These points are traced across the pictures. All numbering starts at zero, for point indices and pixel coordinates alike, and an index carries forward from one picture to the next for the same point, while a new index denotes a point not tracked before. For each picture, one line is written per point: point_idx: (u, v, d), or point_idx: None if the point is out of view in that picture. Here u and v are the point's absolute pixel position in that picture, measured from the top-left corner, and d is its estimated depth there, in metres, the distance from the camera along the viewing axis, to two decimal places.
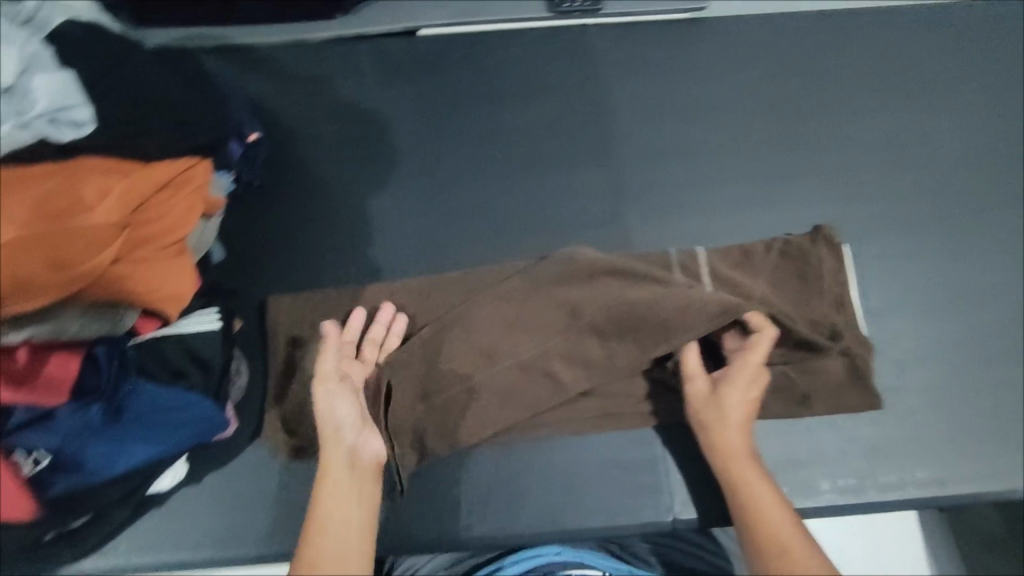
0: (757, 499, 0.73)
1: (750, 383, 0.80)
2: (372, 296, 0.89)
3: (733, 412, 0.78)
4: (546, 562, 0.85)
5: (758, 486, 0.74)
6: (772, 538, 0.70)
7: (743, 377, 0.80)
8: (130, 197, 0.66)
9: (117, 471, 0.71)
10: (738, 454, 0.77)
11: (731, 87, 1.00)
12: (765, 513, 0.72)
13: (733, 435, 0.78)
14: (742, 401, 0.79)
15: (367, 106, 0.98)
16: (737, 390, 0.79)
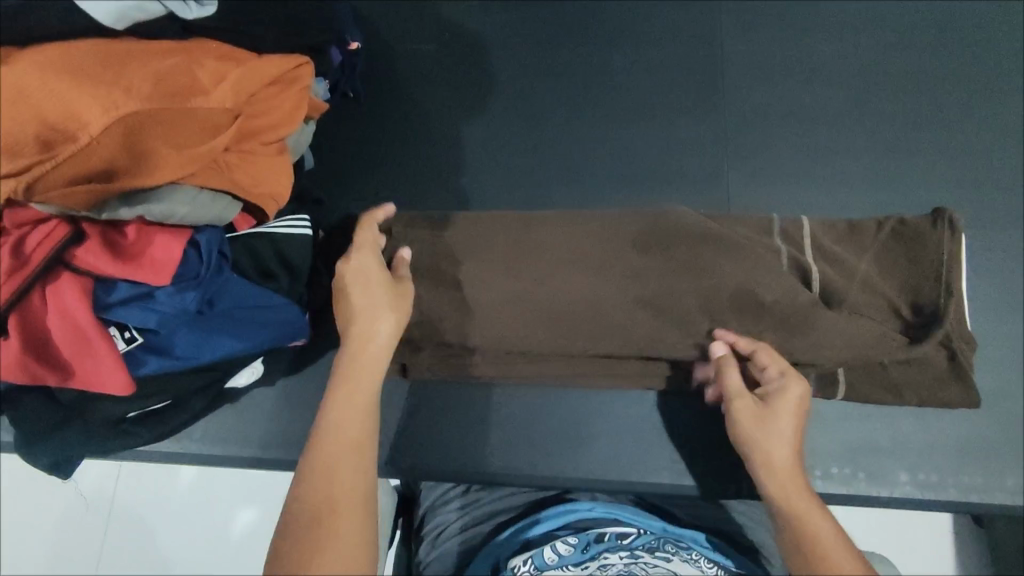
0: (791, 482, 0.66)
1: (794, 417, 0.69)
2: (462, 223, 0.84)
3: (785, 428, 0.68)
4: (577, 519, 0.79)
5: (789, 470, 0.67)
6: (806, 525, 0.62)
7: (784, 407, 0.69)
8: (244, 87, 0.65)
9: (203, 361, 0.71)
10: (787, 468, 0.67)
11: (865, 50, 0.92)
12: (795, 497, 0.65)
13: (782, 447, 0.68)
14: (788, 427, 0.69)
15: (468, 28, 0.94)
16: (786, 417, 0.69)
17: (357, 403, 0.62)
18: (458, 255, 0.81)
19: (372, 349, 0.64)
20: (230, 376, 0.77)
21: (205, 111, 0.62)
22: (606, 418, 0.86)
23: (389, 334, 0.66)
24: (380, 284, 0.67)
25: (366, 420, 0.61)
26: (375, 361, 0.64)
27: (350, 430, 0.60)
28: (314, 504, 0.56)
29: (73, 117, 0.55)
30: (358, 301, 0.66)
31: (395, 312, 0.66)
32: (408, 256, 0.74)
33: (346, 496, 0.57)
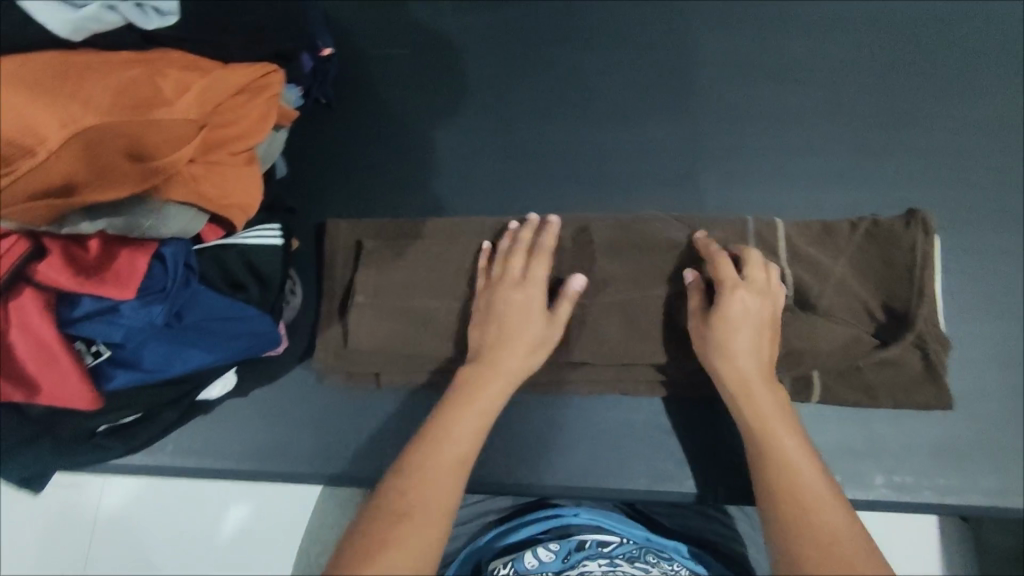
0: (772, 417, 0.67)
1: (753, 316, 0.70)
2: (434, 230, 0.85)
3: (735, 347, 0.70)
4: (561, 524, 0.83)
5: (763, 400, 0.68)
6: (787, 460, 0.64)
7: (742, 314, 0.70)
8: (209, 97, 0.64)
9: (174, 373, 0.71)
10: (754, 385, 0.69)
11: (836, 49, 0.92)
12: (779, 433, 0.66)
13: (742, 361, 0.69)
14: (755, 342, 0.70)
15: (441, 32, 0.93)
16: (733, 334, 0.70)
17: (469, 423, 0.69)
18: (432, 263, 0.82)
19: (497, 380, 0.72)
20: (201, 389, 0.76)
21: (168, 122, 0.60)
22: (587, 419, 0.84)
23: (517, 369, 0.73)
24: (538, 328, 0.74)
25: (472, 437, 0.68)
26: (500, 392, 0.71)
27: (461, 437, 0.67)
28: (407, 503, 0.61)
29: (30, 132, 0.54)
30: (515, 334, 0.73)
31: (537, 353, 0.74)
32: (579, 286, 0.76)
33: (438, 501, 0.63)
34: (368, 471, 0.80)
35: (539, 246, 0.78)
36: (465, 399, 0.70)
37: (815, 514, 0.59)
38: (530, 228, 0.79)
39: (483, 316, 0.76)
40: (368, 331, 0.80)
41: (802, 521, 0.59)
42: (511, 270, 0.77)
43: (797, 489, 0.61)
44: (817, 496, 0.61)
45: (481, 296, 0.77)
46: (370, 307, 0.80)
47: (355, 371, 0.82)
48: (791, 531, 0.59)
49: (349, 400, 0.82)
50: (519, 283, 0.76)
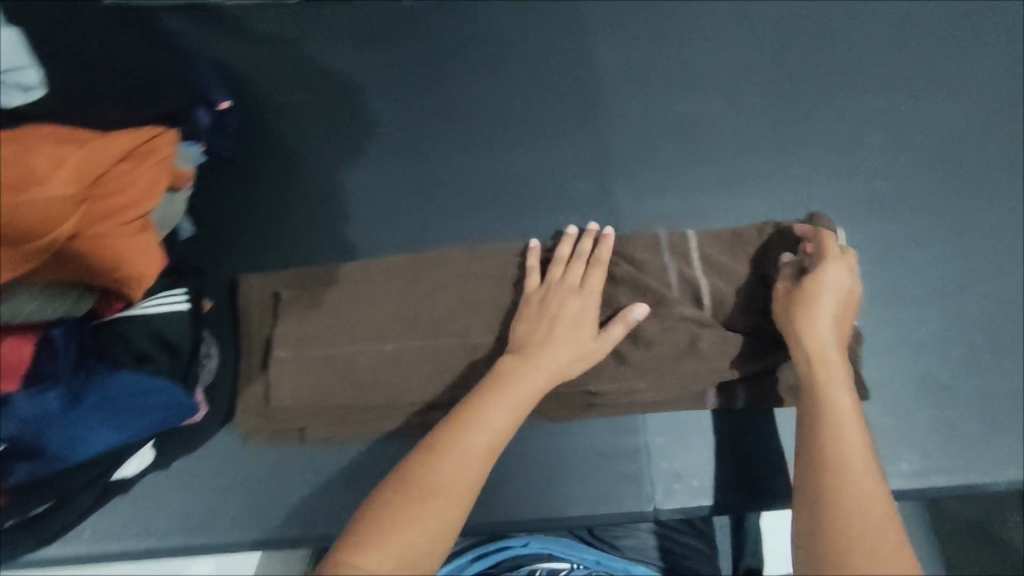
0: (839, 381, 0.65)
1: (841, 293, 0.71)
2: (349, 274, 0.83)
3: (823, 306, 0.70)
4: (512, 555, 0.86)
5: (837, 366, 0.66)
6: (838, 420, 0.61)
7: (827, 285, 0.71)
8: (87, 170, 0.62)
9: (79, 459, 0.68)
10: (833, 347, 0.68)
11: (728, 55, 0.95)
12: (838, 400, 0.63)
13: (824, 323, 0.69)
14: (838, 315, 0.70)
15: (342, 72, 0.92)
16: (820, 297, 0.70)
17: (503, 411, 0.66)
18: (352, 308, 0.81)
19: (537, 376, 0.70)
20: (118, 468, 0.72)
21: (44, 201, 0.57)
22: (525, 448, 0.82)
23: (558, 371, 0.72)
24: (587, 337, 0.75)
25: (501, 429, 0.65)
26: (536, 379, 0.70)
27: (496, 417, 0.66)
28: (432, 482, 0.59)
29: None
30: (563, 336, 0.74)
31: (579, 363, 0.74)
32: (635, 315, 0.77)
33: (463, 486, 0.60)
34: (302, 529, 0.78)
35: (594, 258, 0.80)
36: (505, 389, 0.68)
37: (851, 474, 0.57)
38: (591, 238, 0.82)
39: (534, 315, 0.76)
40: (290, 388, 0.79)
41: (840, 480, 0.57)
42: (571, 278, 0.79)
43: (834, 450, 0.59)
44: (858, 466, 0.58)
45: (535, 297, 0.78)
46: (292, 363, 0.79)
47: (280, 429, 0.80)
48: (822, 493, 0.57)
49: (275, 461, 0.80)
50: (573, 291, 0.78)
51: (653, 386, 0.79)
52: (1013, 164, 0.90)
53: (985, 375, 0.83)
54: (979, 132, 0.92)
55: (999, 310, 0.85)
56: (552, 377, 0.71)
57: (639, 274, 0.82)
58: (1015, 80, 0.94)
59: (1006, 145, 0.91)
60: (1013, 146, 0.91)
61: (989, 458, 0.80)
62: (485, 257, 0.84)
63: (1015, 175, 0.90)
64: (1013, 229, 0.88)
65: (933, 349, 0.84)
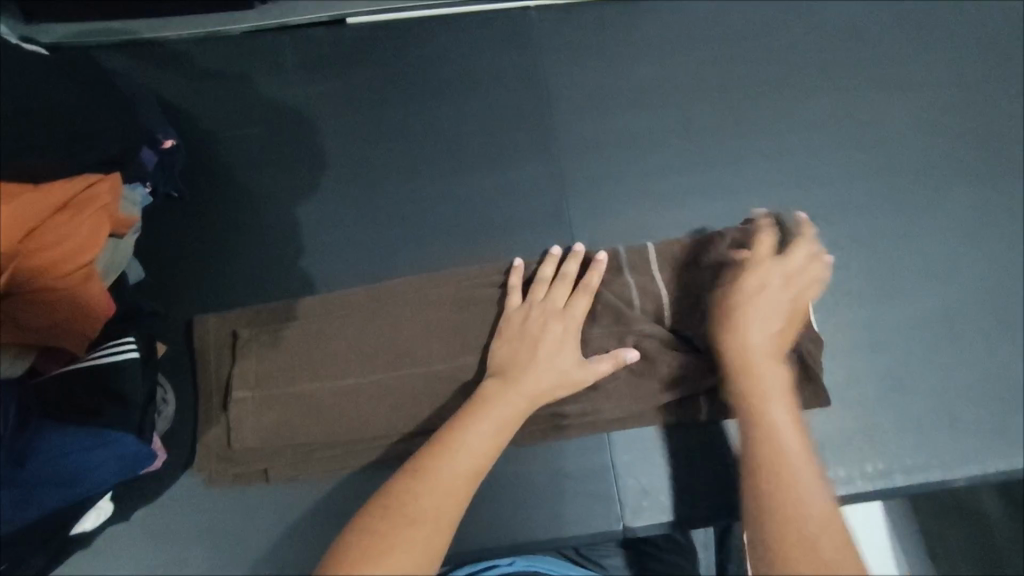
0: (772, 387, 0.65)
1: (776, 295, 0.72)
2: (306, 309, 0.82)
3: (757, 310, 0.71)
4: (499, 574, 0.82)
5: (768, 371, 0.67)
6: (778, 428, 0.61)
7: (756, 289, 0.73)
8: (21, 223, 0.60)
9: (31, 518, 0.65)
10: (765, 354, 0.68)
11: (683, 67, 0.94)
12: (773, 409, 0.63)
13: (754, 325, 0.70)
14: (772, 318, 0.71)
15: (290, 102, 0.90)
16: (757, 303, 0.71)
17: (486, 433, 0.65)
18: (310, 343, 0.80)
19: (518, 399, 0.69)
20: (75, 523, 0.71)
21: None
22: (492, 475, 0.80)
23: (536, 395, 0.70)
24: (568, 360, 0.73)
25: (485, 454, 0.64)
26: (517, 404, 0.68)
27: (476, 441, 0.64)
28: (415, 510, 0.57)
29: None
30: (544, 359, 0.72)
31: (559, 388, 0.72)
32: (629, 357, 0.76)
33: (447, 515, 0.58)
34: (268, 573, 0.76)
35: (582, 282, 0.78)
36: (485, 412, 0.67)
37: (795, 478, 0.57)
38: (577, 259, 0.80)
39: (515, 335, 0.75)
40: (252, 428, 0.77)
41: (784, 488, 0.56)
42: (553, 299, 0.77)
43: (779, 456, 0.59)
44: (800, 474, 0.57)
45: (515, 318, 0.77)
46: (253, 404, 0.78)
47: (241, 472, 0.78)
48: (766, 498, 0.56)
49: (239, 504, 0.78)
50: (556, 312, 0.76)
51: (619, 403, 0.79)
52: (968, 159, 0.91)
53: (949, 372, 0.83)
54: (933, 129, 0.92)
55: (960, 305, 0.85)
56: (531, 400, 0.70)
57: (600, 291, 0.81)
58: (966, 75, 0.94)
59: (960, 140, 0.91)
60: (967, 140, 0.91)
61: (956, 454, 0.80)
62: (443, 283, 0.83)
63: (970, 170, 0.90)
64: (969, 224, 0.88)
65: (898, 349, 0.84)
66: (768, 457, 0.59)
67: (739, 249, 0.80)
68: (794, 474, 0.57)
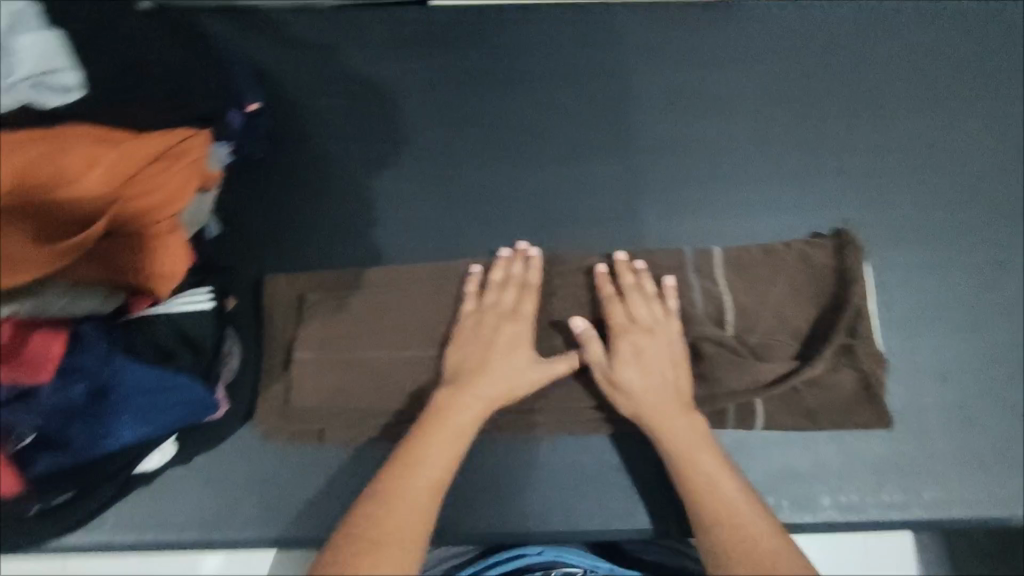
0: (693, 443, 0.72)
1: (657, 355, 0.77)
2: (376, 278, 0.84)
3: (636, 368, 0.76)
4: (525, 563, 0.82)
5: (678, 425, 0.74)
6: (712, 483, 0.70)
7: (633, 356, 0.76)
8: (121, 168, 0.63)
9: (102, 450, 0.69)
10: (667, 407, 0.75)
11: (767, 77, 0.93)
12: (704, 462, 0.71)
13: (649, 382, 0.75)
14: (660, 378, 0.76)
15: (373, 78, 0.92)
16: (631, 362, 0.76)
17: (445, 446, 0.71)
18: (376, 313, 0.82)
19: (472, 404, 0.74)
20: (138, 462, 0.74)
21: (74, 200, 0.60)
22: (537, 461, 0.81)
23: (495, 397, 0.75)
24: (524, 359, 0.77)
25: (446, 464, 0.70)
26: (468, 412, 0.74)
27: (432, 455, 0.70)
28: (383, 531, 0.64)
29: None
30: (498, 364, 0.76)
31: (522, 386, 0.76)
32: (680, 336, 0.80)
33: (410, 531, 0.65)
34: (316, 530, 0.79)
35: (526, 281, 0.81)
36: (437, 423, 0.73)
37: (744, 528, 0.66)
38: (521, 260, 0.82)
39: (468, 340, 0.78)
40: (313, 387, 0.81)
41: (736, 540, 0.65)
42: (501, 302, 0.80)
43: (726, 509, 0.67)
44: (750, 519, 0.66)
45: (467, 322, 0.79)
46: (313, 363, 0.81)
47: (300, 431, 0.80)
48: (723, 550, 0.65)
49: (294, 462, 0.80)
50: (508, 314, 0.79)
51: None
52: None
53: (1013, 408, 0.81)
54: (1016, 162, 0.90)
55: None
56: (486, 401, 0.74)
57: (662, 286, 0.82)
58: None
59: None
60: None
61: (1014, 492, 0.79)
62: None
63: None
64: None
65: (962, 379, 0.82)
66: (715, 513, 0.67)
67: (801, 263, 0.83)
68: (740, 524, 0.66)
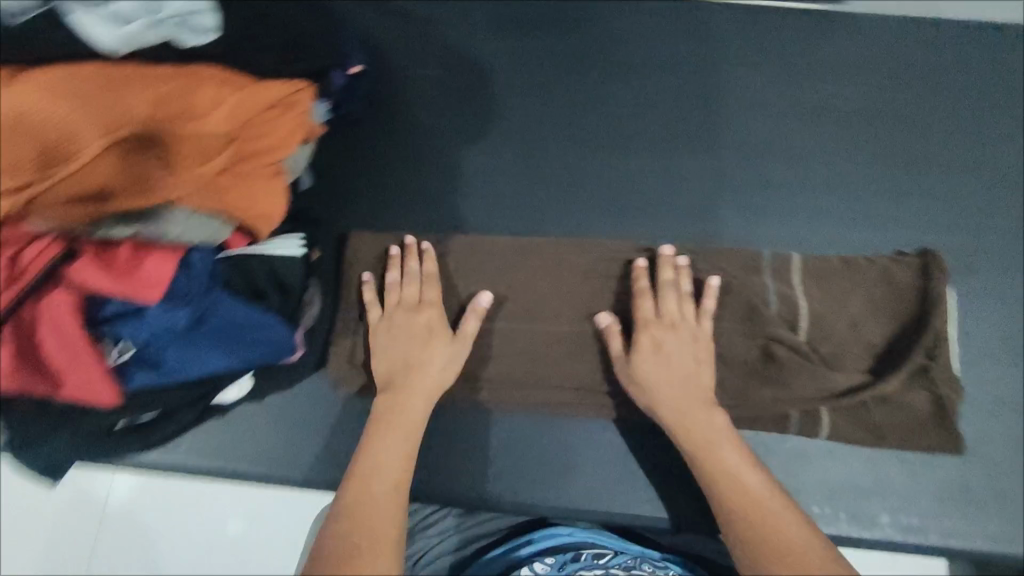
0: (714, 441, 0.72)
1: (680, 352, 0.77)
2: (457, 247, 0.87)
3: (654, 364, 0.76)
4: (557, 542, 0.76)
5: (701, 421, 0.74)
6: (740, 481, 0.69)
7: (653, 350, 0.77)
8: (240, 111, 0.67)
9: (192, 376, 0.72)
10: (688, 403, 0.75)
11: (866, 92, 0.91)
12: (726, 457, 0.71)
13: (665, 380, 0.76)
14: (680, 375, 0.76)
15: (471, 54, 0.94)
16: (646, 358, 0.77)
17: (394, 447, 0.73)
18: (453, 280, 0.86)
19: (414, 398, 0.76)
20: (219, 391, 0.77)
21: (197, 135, 0.64)
22: (594, 443, 0.82)
23: (430, 390, 0.77)
24: (440, 348, 0.79)
25: (401, 465, 0.72)
26: (416, 407, 0.76)
27: (390, 457, 0.72)
28: (358, 536, 0.64)
29: (69, 139, 0.59)
30: (422, 359, 0.78)
31: (450, 371, 0.79)
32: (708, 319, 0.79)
33: (383, 534, 0.65)
34: None
35: (420, 272, 0.83)
36: (384, 429, 0.74)
37: (779, 528, 0.64)
38: (414, 254, 0.83)
39: (388, 343, 0.80)
40: None
41: (773, 543, 0.63)
42: (407, 296, 0.82)
43: (756, 509, 0.66)
44: (782, 519, 0.65)
45: (381, 324, 0.81)
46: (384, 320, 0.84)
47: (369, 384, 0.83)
48: (759, 553, 0.63)
49: (360, 412, 0.83)
50: (413, 308, 0.81)
51: (738, 395, 0.79)
52: None
53: None
54: None
55: None
56: (419, 394, 0.77)
57: (737, 283, 0.82)
58: None
59: None
60: None
61: None
62: (583, 253, 0.86)
63: None
64: None
65: None
66: (747, 516, 0.65)
67: (880, 279, 0.82)
68: (773, 527, 0.64)
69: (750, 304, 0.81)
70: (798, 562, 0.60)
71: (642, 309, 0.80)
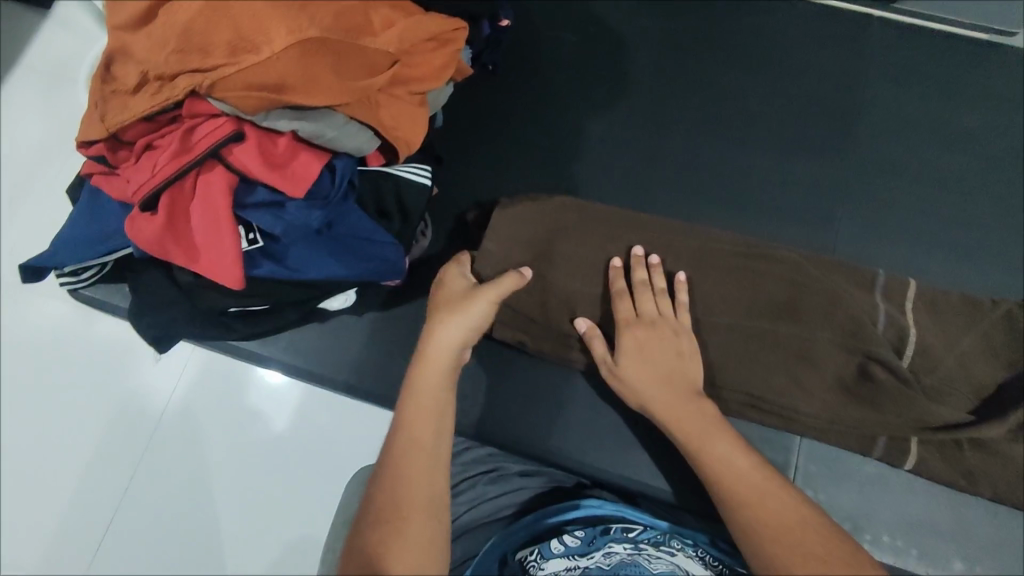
0: (711, 431, 0.66)
1: (661, 349, 0.73)
2: (578, 207, 0.84)
3: (644, 362, 0.72)
4: (588, 515, 0.73)
5: (699, 415, 0.68)
6: (737, 470, 0.63)
7: (635, 348, 0.73)
8: (409, 36, 0.71)
9: (307, 278, 0.76)
10: (682, 398, 0.70)
11: (1015, 129, 0.88)
12: (719, 444, 0.65)
13: (653, 380, 0.71)
14: (663, 371, 0.72)
15: (613, 25, 0.95)
16: (637, 358, 0.72)
17: (424, 411, 0.61)
18: (571, 242, 0.82)
19: (437, 352, 0.65)
20: (326, 298, 0.81)
21: (368, 50, 0.69)
22: None
23: (453, 344, 0.66)
24: (455, 291, 0.71)
25: (435, 426, 0.61)
26: (442, 364, 0.65)
27: (415, 424, 0.60)
28: (386, 508, 0.54)
29: (263, 31, 0.63)
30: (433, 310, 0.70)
31: (466, 314, 0.68)
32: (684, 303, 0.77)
33: (409, 503, 0.55)
34: None
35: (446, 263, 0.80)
36: (412, 384, 0.63)
37: (780, 510, 0.58)
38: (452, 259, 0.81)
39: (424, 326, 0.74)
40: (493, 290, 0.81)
41: (778, 529, 0.57)
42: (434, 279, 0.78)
43: (761, 497, 0.60)
44: (786, 504, 0.59)
45: None
46: (487, 249, 0.81)
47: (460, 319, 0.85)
48: (769, 529, 0.57)
49: None
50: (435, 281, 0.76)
51: (823, 409, 0.76)
52: None
53: None
54: None
55: None
56: (437, 343, 0.66)
57: (849, 295, 0.77)
58: None
59: None
60: None
61: None
62: (693, 233, 0.83)
63: None
64: None
65: None
66: (746, 505, 0.59)
67: (1002, 322, 0.78)
68: (777, 510, 0.58)
69: (858, 317, 0.76)
70: (799, 542, 0.56)
71: (621, 308, 0.76)
